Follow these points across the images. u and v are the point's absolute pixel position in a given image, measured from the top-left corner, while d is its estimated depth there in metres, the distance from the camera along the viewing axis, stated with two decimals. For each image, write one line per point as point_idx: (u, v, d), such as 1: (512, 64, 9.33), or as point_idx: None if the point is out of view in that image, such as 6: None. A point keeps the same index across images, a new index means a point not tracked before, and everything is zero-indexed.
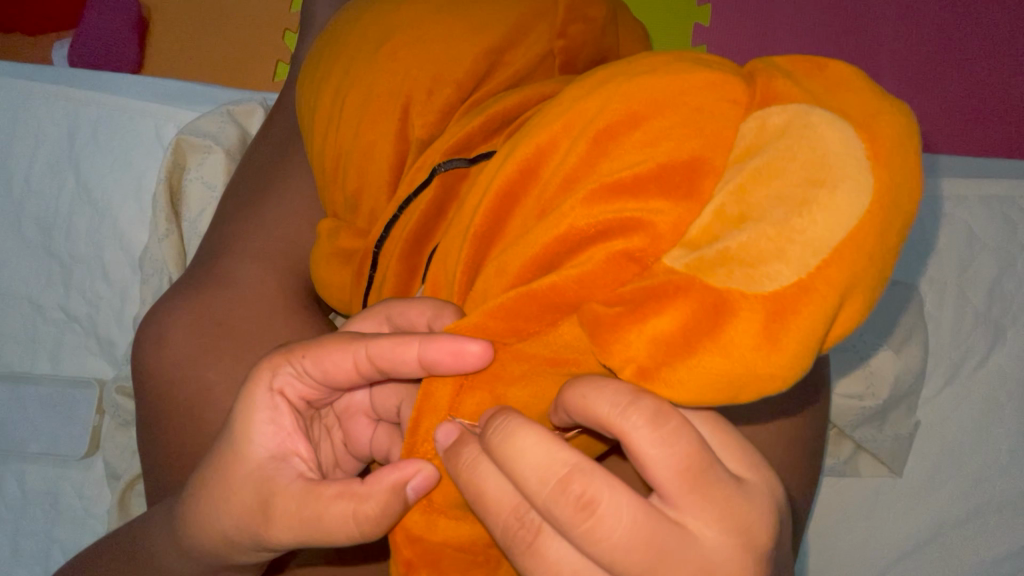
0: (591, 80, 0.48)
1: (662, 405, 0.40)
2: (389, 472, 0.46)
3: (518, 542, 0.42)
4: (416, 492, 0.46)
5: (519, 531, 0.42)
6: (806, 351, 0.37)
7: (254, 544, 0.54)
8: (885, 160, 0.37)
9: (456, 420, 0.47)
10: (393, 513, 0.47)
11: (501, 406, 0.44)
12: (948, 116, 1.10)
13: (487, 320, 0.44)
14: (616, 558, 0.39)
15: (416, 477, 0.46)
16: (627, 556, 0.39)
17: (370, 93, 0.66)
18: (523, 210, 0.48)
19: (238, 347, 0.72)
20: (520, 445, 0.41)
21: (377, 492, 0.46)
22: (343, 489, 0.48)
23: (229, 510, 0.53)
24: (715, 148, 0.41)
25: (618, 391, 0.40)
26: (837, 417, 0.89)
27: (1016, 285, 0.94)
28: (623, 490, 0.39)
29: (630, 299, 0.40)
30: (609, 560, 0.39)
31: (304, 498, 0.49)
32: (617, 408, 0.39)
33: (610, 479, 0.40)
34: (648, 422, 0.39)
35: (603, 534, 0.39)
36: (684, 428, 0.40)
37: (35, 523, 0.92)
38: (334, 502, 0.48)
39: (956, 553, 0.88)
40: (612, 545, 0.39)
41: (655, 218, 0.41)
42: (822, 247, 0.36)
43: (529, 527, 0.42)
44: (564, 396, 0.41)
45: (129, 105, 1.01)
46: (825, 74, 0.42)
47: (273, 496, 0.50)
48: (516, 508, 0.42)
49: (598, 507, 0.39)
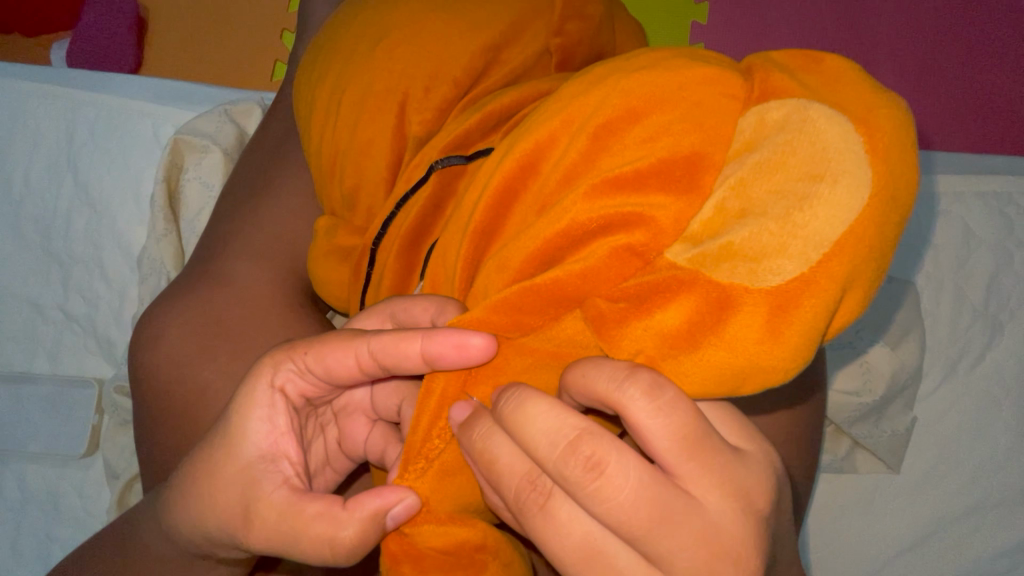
0: (588, 76, 0.48)
1: (659, 376, 0.39)
2: (373, 498, 0.47)
3: (529, 507, 0.42)
4: (395, 521, 0.47)
5: (531, 495, 0.42)
6: (809, 342, 0.37)
7: (232, 542, 0.55)
8: (883, 153, 0.37)
9: (473, 399, 0.47)
10: (370, 540, 0.48)
11: (510, 385, 0.44)
12: (945, 112, 1.10)
13: (490, 315, 0.44)
14: (625, 519, 0.39)
15: (396, 505, 0.47)
16: (635, 517, 0.38)
17: (368, 90, 0.66)
18: (523, 205, 0.48)
19: (235, 345, 0.72)
20: (532, 412, 0.41)
21: (357, 519, 0.47)
22: (324, 509, 0.49)
23: (211, 506, 0.53)
24: (714, 143, 0.41)
25: (615, 366, 0.39)
26: (834, 414, 0.90)
27: (1014, 281, 0.94)
28: (630, 453, 0.39)
29: (634, 294, 0.40)
30: (619, 522, 0.39)
31: (285, 510, 0.50)
32: (616, 382, 0.39)
33: (618, 443, 0.39)
34: (644, 394, 0.38)
35: (610, 494, 0.39)
36: (682, 399, 0.39)
37: (34, 523, 0.92)
38: (315, 522, 0.49)
39: (953, 549, 0.88)
40: (619, 506, 0.39)
41: (656, 213, 0.41)
42: (823, 241, 0.36)
43: (542, 489, 0.42)
44: (566, 377, 0.41)
45: (127, 105, 1.01)
46: (821, 68, 0.42)
47: (256, 500, 0.51)
48: (528, 474, 0.42)
49: (606, 468, 0.39)
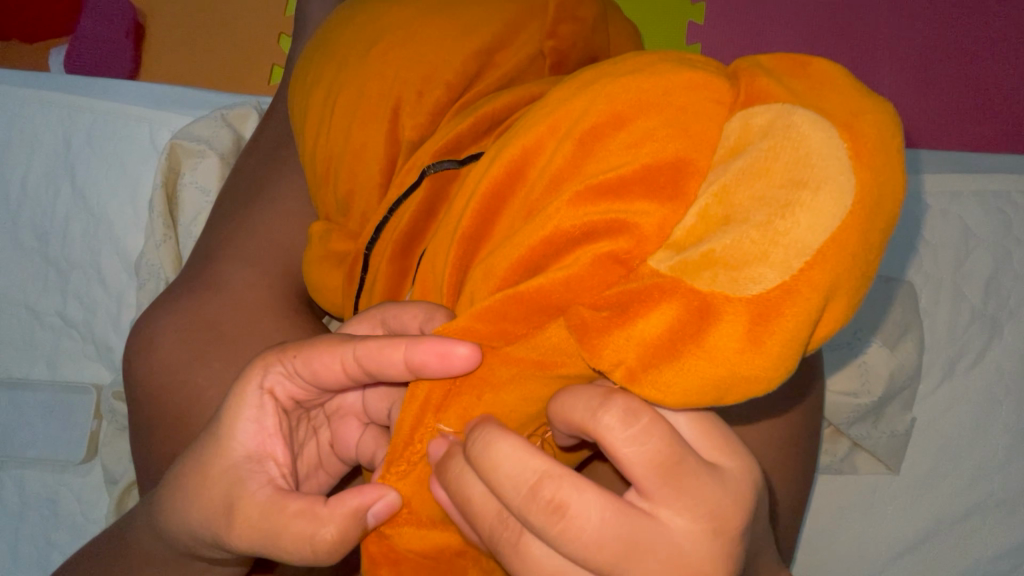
0: (577, 80, 0.48)
1: (633, 403, 0.40)
2: (354, 496, 0.47)
3: (504, 544, 0.43)
4: (376, 518, 0.48)
5: (505, 534, 0.43)
6: (790, 353, 0.37)
7: (216, 542, 0.55)
8: (867, 160, 0.37)
9: (446, 434, 0.47)
10: (350, 538, 0.48)
11: (482, 418, 0.45)
12: (944, 110, 1.09)
13: (474, 323, 0.44)
14: (590, 556, 0.40)
15: (377, 502, 0.47)
16: (599, 554, 0.40)
17: (360, 96, 0.66)
18: (510, 210, 0.47)
19: (228, 350, 0.72)
20: (495, 454, 0.41)
21: (338, 516, 0.47)
22: (305, 507, 0.49)
23: (197, 504, 0.53)
24: (699, 149, 0.41)
25: (589, 396, 0.41)
26: (833, 415, 0.89)
27: (1014, 280, 0.94)
28: (592, 492, 0.40)
29: (617, 303, 0.40)
30: (584, 558, 0.40)
31: (268, 508, 0.50)
32: (589, 412, 0.40)
33: (579, 482, 0.40)
34: (620, 421, 0.40)
35: (574, 534, 0.40)
36: (653, 426, 0.40)
37: (33, 529, 0.92)
38: (294, 520, 0.48)
39: (954, 549, 0.88)
40: (581, 545, 0.40)
41: (640, 220, 0.41)
42: (805, 249, 0.36)
43: (514, 528, 0.43)
44: (548, 409, 0.43)
45: (125, 111, 1.01)
46: (808, 72, 0.42)
47: (240, 499, 0.51)
48: (501, 513, 0.43)
49: (564, 512, 0.40)
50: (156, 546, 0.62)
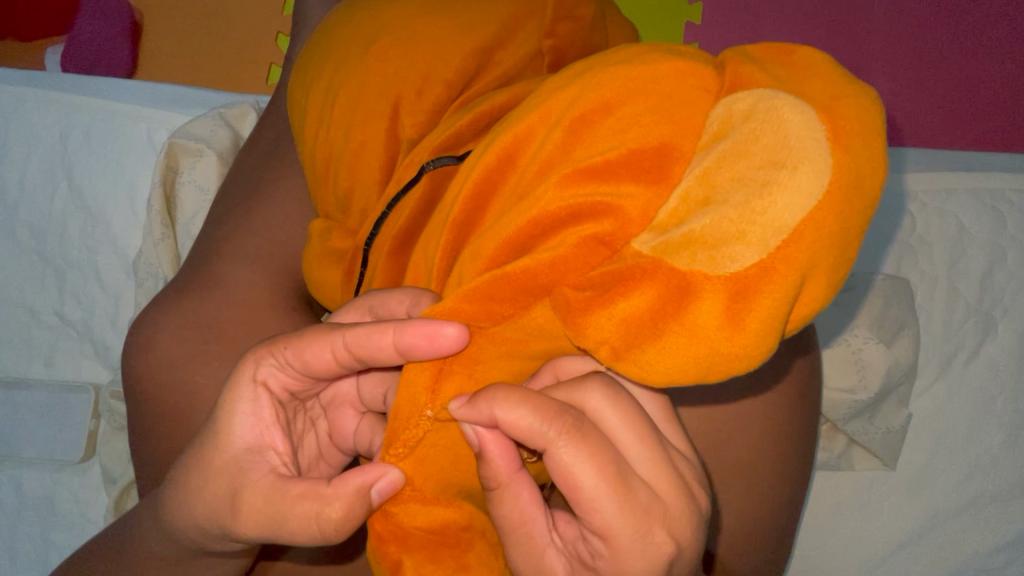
0: (569, 72, 0.48)
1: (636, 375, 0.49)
2: (356, 474, 0.47)
3: (564, 436, 0.41)
4: (379, 496, 0.48)
5: (564, 425, 0.42)
6: (770, 331, 0.37)
7: (222, 533, 0.55)
8: (845, 142, 0.37)
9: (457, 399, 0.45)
10: (355, 517, 0.48)
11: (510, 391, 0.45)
12: (938, 109, 1.10)
13: (461, 304, 0.45)
14: (636, 430, 0.44)
15: (379, 480, 0.47)
16: (644, 429, 0.44)
17: (359, 92, 0.66)
18: (501, 197, 0.48)
19: (229, 344, 0.73)
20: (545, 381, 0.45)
21: (342, 495, 0.47)
22: (309, 489, 0.49)
23: (201, 498, 0.54)
24: (683, 135, 0.41)
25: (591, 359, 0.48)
26: (828, 411, 0.88)
27: (1008, 277, 0.94)
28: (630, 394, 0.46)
29: (600, 283, 0.41)
30: (631, 438, 0.44)
31: (271, 494, 0.50)
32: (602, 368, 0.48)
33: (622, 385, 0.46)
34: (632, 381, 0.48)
35: (625, 406, 0.44)
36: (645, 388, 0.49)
37: (31, 528, 0.92)
38: (298, 502, 0.49)
39: (948, 546, 0.88)
40: (633, 423, 0.44)
41: (625, 202, 0.41)
42: (783, 227, 0.36)
43: (572, 424, 0.42)
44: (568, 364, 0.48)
45: (123, 111, 1.02)
46: (793, 59, 0.42)
47: (243, 488, 0.51)
48: (561, 408, 0.43)
49: (622, 397, 0.44)
50: (155, 540, 0.63)
